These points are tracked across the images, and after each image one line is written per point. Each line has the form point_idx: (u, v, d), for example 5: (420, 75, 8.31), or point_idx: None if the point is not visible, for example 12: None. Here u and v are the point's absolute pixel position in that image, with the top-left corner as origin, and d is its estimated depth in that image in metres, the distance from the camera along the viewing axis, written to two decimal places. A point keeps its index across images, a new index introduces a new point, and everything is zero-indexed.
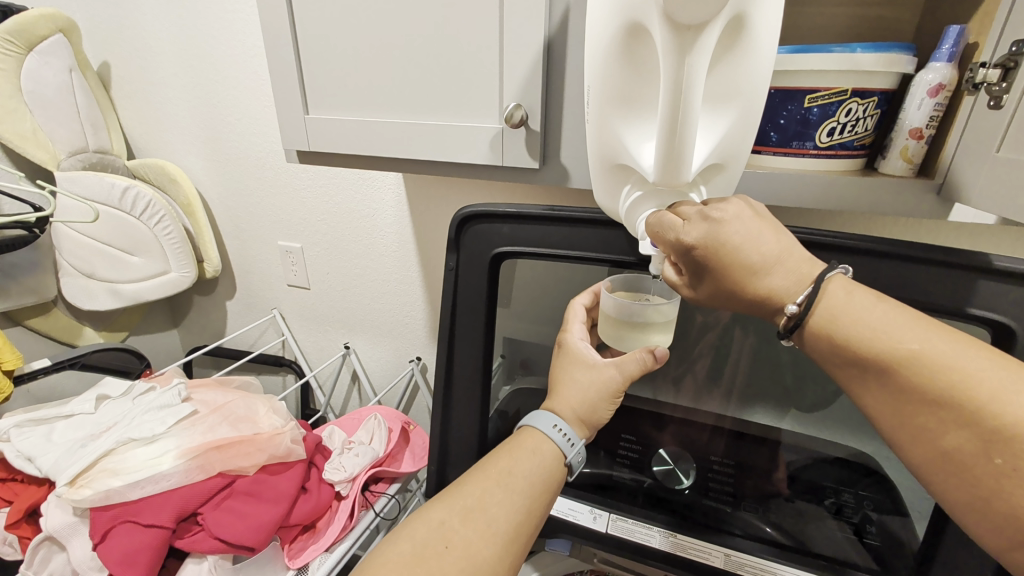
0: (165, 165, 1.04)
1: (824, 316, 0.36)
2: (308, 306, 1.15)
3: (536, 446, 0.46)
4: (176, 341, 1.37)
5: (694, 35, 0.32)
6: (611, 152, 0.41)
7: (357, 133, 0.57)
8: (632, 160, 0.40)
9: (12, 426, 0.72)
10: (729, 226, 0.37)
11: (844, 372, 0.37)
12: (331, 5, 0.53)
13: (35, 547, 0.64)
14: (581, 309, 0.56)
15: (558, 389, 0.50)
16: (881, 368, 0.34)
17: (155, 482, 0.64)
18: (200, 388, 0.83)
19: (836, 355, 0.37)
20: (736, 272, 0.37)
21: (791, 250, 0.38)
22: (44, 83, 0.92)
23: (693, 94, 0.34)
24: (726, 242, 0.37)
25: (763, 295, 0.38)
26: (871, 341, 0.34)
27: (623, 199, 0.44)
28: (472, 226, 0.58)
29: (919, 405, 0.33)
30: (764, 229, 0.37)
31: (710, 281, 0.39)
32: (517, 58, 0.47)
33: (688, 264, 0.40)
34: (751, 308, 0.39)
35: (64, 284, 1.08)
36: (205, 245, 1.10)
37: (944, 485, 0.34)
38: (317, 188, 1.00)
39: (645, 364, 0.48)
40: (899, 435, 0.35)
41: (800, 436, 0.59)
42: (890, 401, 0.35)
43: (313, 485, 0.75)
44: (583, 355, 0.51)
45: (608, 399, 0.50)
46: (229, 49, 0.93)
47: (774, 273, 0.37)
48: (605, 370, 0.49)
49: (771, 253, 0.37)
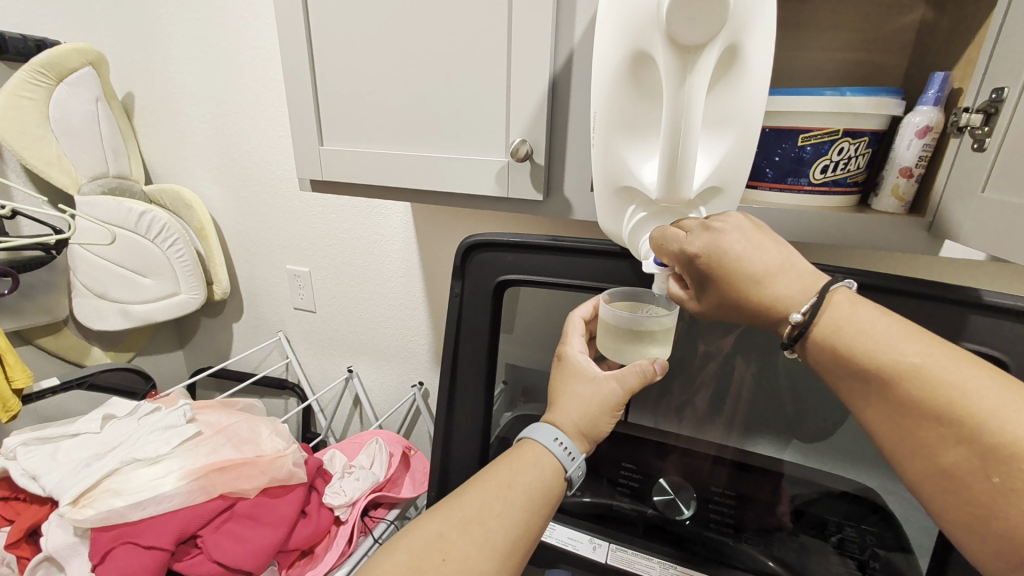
0: (181, 191, 1.08)
1: (828, 326, 0.37)
2: (313, 329, 1.16)
3: (535, 458, 0.47)
4: (181, 362, 1.39)
5: (694, 57, 0.34)
6: (614, 174, 0.42)
7: (369, 163, 0.59)
8: (634, 180, 0.42)
9: (20, 444, 0.72)
10: (729, 237, 0.38)
11: (846, 385, 0.37)
12: (348, 44, 0.56)
13: (34, 567, 0.63)
14: (580, 323, 0.56)
15: (558, 402, 0.51)
16: (881, 381, 0.35)
17: (157, 502, 0.64)
18: (205, 410, 0.84)
19: (838, 366, 0.37)
20: (739, 281, 0.39)
21: (794, 262, 0.39)
22: (72, 112, 0.96)
23: (694, 113, 0.35)
24: (728, 253, 0.38)
25: (768, 304, 0.39)
26: (874, 353, 0.35)
27: (627, 221, 0.45)
28: (476, 254, 0.60)
29: (918, 419, 0.33)
30: (766, 240, 0.39)
31: (716, 290, 0.40)
32: (524, 97, 0.50)
33: (693, 275, 0.41)
34: (756, 319, 0.41)
35: (76, 304, 1.09)
36: (215, 268, 1.12)
37: (944, 503, 0.33)
38: (327, 215, 1.03)
39: (646, 376, 0.48)
40: (899, 450, 0.35)
41: (803, 465, 0.59)
42: (889, 415, 0.35)
43: (313, 509, 0.75)
44: (583, 368, 0.51)
45: (610, 411, 0.49)
46: (249, 81, 0.97)
47: (779, 281, 0.38)
48: (605, 383, 0.49)
49: (773, 263, 0.38)
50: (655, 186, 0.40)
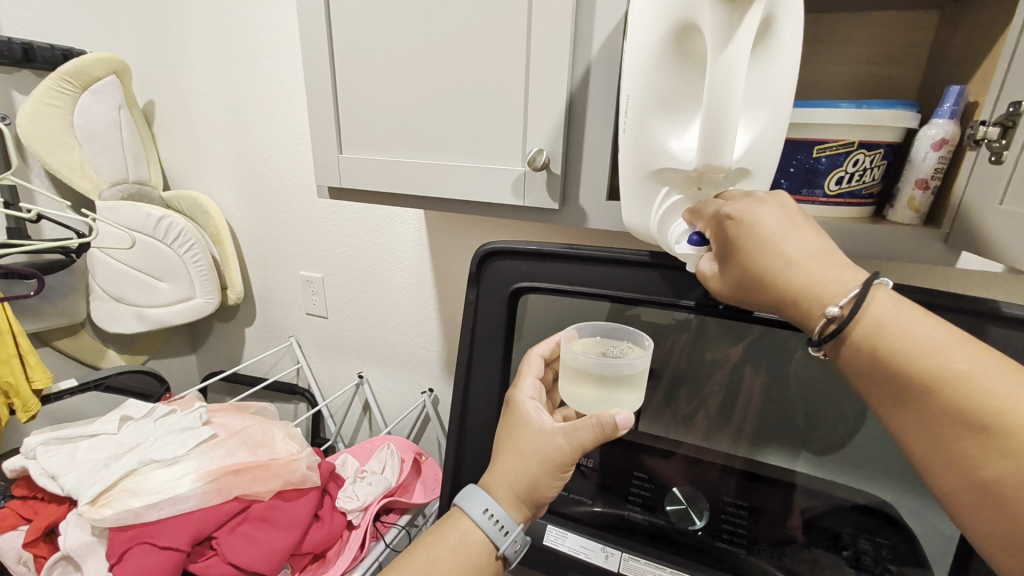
0: (199, 197, 1.09)
1: (869, 325, 0.35)
2: (325, 334, 1.17)
3: (464, 534, 0.50)
4: (193, 365, 1.40)
5: (741, 14, 0.33)
6: (647, 156, 0.42)
7: (387, 171, 0.60)
8: (667, 158, 0.41)
9: (39, 444, 0.73)
10: (765, 209, 0.38)
11: (880, 390, 0.36)
12: (368, 54, 0.57)
13: (51, 566, 0.64)
14: (537, 360, 0.60)
15: (504, 454, 0.52)
16: (924, 386, 0.33)
17: (174, 503, 0.65)
18: (219, 413, 0.85)
19: (874, 368, 0.36)
20: (769, 257, 0.37)
21: (835, 254, 0.37)
22: (95, 120, 0.98)
23: (738, 74, 0.34)
24: (756, 225, 0.38)
25: (792, 291, 0.37)
26: (923, 355, 0.33)
27: (657, 206, 0.45)
28: (492, 262, 0.60)
29: (960, 430, 0.32)
30: (807, 227, 0.38)
31: (737, 266, 0.39)
32: (544, 109, 0.51)
33: (721, 244, 0.40)
34: (782, 307, 0.39)
35: (93, 307, 1.10)
36: (230, 273, 1.14)
37: (981, 518, 0.32)
38: (342, 222, 1.04)
39: (596, 435, 0.48)
40: (933, 462, 0.34)
41: (816, 477, 0.59)
42: (926, 424, 0.33)
43: (326, 513, 0.75)
44: (532, 421, 0.52)
45: (553, 473, 0.50)
46: (268, 91, 0.99)
47: (815, 266, 0.37)
48: (551, 439, 0.50)
49: (810, 247, 0.37)
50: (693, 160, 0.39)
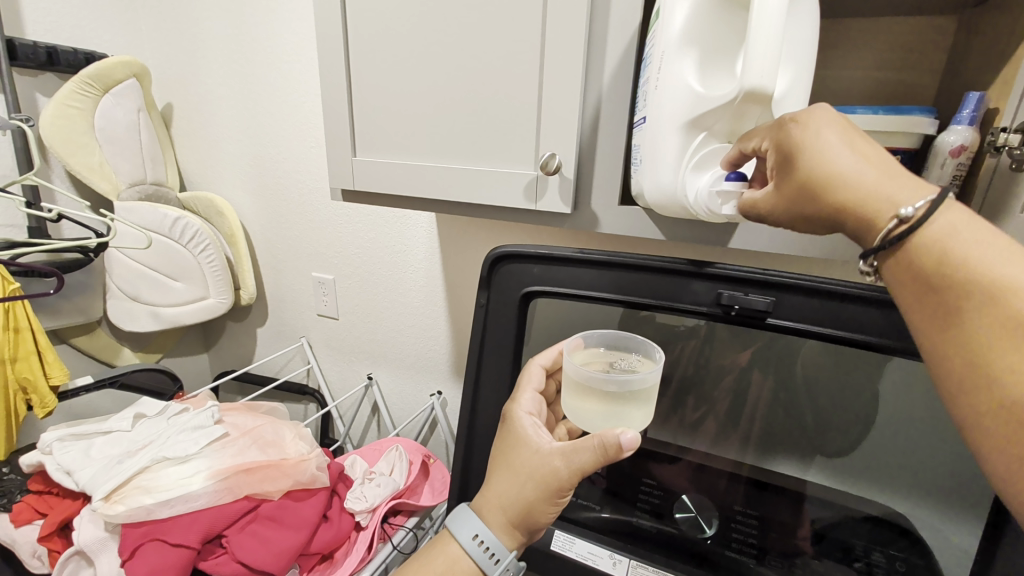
0: (214, 199, 1.11)
1: (939, 233, 0.32)
2: (335, 336, 1.18)
3: (453, 559, 0.50)
4: (205, 364, 1.42)
5: None
6: (677, 105, 0.40)
7: (400, 174, 0.61)
8: (701, 100, 0.39)
9: (55, 439, 0.74)
10: (829, 119, 0.35)
11: (932, 305, 0.32)
12: (383, 58, 0.58)
13: (65, 561, 0.65)
14: (538, 370, 0.57)
15: (499, 473, 0.50)
16: (988, 297, 0.29)
17: (185, 501, 0.65)
18: (231, 412, 0.86)
19: (934, 280, 0.32)
20: (835, 163, 0.34)
21: (901, 170, 0.35)
22: (114, 122, 1.00)
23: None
24: (818, 132, 0.35)
25: (852, 204, 0.35)
26: (985, 285, 0.30)
27: (690, 156, 0.42)
28: (504, 265, 0.61)
29: (1019, 345, 0.28)
30: (870, 144, 0.36)
31: (790, 182, 0.36)
32: (556, 112, 0.51)
33: (779, 154, 0.37)
34: (843, 215, 0.35)
35: (110, 305, 1.12)
36: (243, 273, 1.15)
37: (1016, 448, 0.28)
38: (354, 223, 1.05)
39: (595, 458, 0.45)
40: (976, 385, 0.30)
41: (830, 486, 0.58)
42: (980, 341, 0.30)
43: (335, 514, 0.76)
44: (529, 440, 0.50)
45: (548, 497, 0.48)
46: (283, 94, 1.00)
47: (881, 177, 0.34)
48: (548, 460, 0.47)
49: (874, 161, 0.35)
50: (730, 92, 0.37)
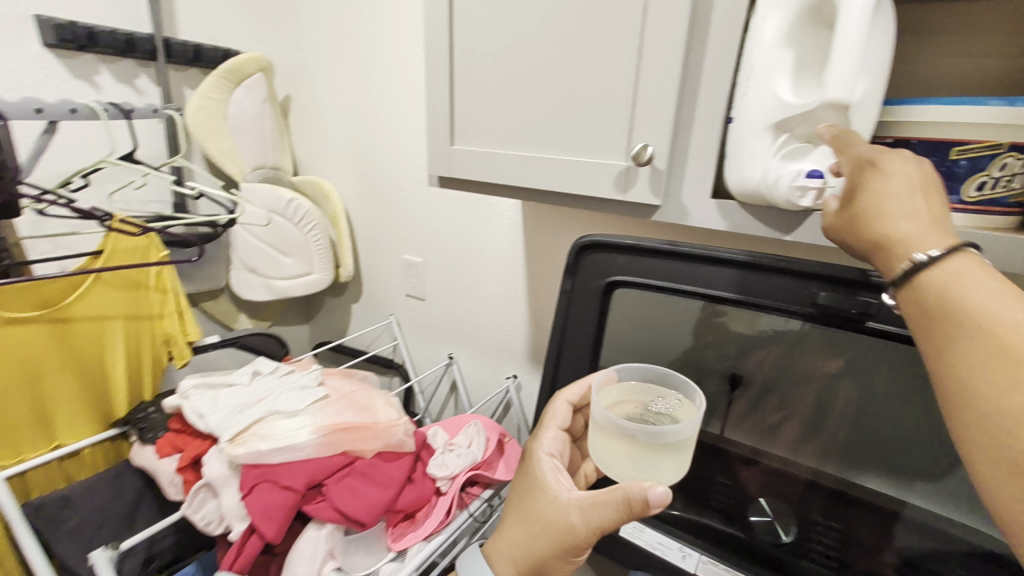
0: (322, 183, 1.23)
1: (944, 273, 0.34)
2: (421, 315, 1.26)
3: None
4: (305, 334, 1.56)
5: None
6: (764, 104, 0.45)
7: (494, 163, 0.64)
8: (787, 100, 0.43)
9: (191, 386, 0.86)
10: (897, 166, 0.39)
11: (927, 332, 0.35)
12: (485, 52, 0.61)
13: (196, 490, 0.75)
14: (564, 407, 0.60)
15: (518, 518, 0.53)
16: (971, 325, 0.32)
17: (293, 450, 0.74)
18: (331, 376, 0.95)
19: (931, 312, 0.35)
20: (888, 206, 0.38)
21: (943, 221, 0.37)
22: (244, 111, 1.12)
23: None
24: (889, 181, 0.38)
25: (889, 240, 0.38)
26: (973, 319, 0.32)
27: (774, 150, 0.45)
28: (589, 254, 0.62)
29: (990, 365, 0.31)
30: (931, 195, 0.38)
31: (852, 212, 0.40)
32: (653, 104, 0.51)
33: (851, 187, 0.41)
34: (875, 253, 0.39)
35: (233, 276, 1.23)
36: (343, 253, 1.27)
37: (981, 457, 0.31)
38: (444, 210, 1.11)
39: (610, 517, 0.46)
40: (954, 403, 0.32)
41: (930, 509, 0.55)
42: (960, 361, 0.32)
43: (418, 478, 0.82)
44: (547, 487, 0.52)
45: (561, 548, 0.49)
46: (387, 87, 1.08)
47: (917, 227, 0.37)
48: (564, 512, 0.50)
49: (924, 210, 0.37)
50: (812, 103, 0.42)
